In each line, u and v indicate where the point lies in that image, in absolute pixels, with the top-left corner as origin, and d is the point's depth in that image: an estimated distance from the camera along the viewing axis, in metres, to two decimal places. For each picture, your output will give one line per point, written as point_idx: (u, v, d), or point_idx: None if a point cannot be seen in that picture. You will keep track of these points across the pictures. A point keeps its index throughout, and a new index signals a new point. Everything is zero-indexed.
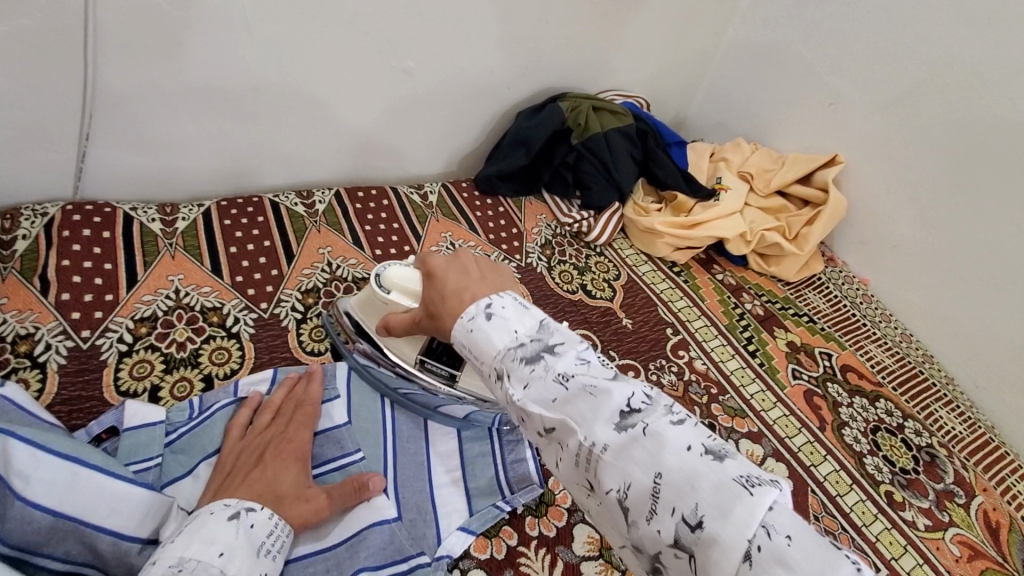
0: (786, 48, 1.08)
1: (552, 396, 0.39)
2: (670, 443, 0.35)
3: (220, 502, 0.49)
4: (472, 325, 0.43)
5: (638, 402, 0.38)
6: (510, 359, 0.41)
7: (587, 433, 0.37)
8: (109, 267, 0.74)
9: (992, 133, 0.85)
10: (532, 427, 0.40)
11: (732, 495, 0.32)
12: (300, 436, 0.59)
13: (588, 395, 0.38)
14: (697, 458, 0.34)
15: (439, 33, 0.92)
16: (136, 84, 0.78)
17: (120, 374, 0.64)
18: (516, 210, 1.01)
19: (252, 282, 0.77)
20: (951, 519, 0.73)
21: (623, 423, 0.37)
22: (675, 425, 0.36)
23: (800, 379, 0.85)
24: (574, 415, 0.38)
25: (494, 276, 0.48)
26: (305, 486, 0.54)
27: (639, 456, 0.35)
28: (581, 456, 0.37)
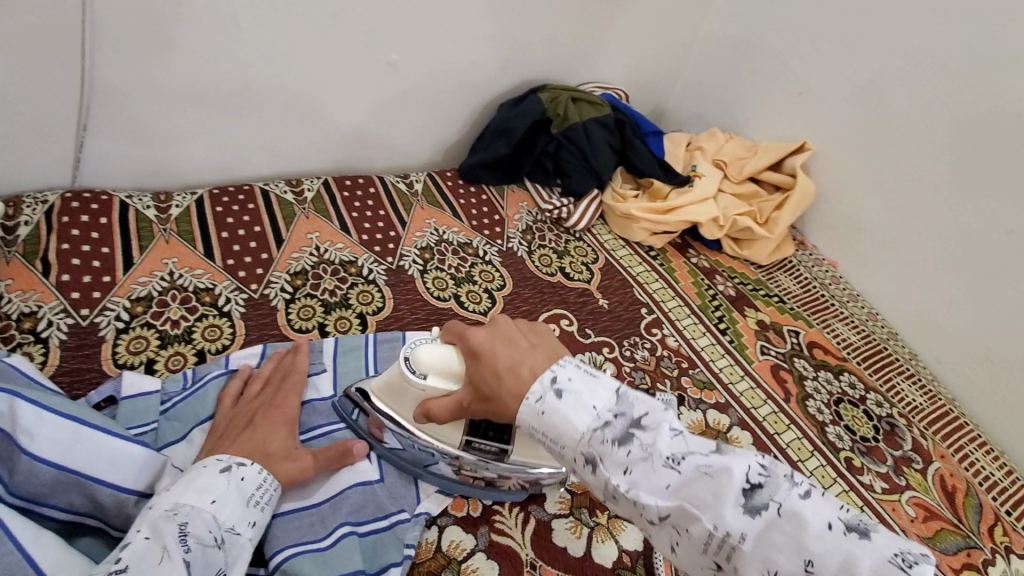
0: (759, 40, 1.13)
1: (665, 483, 0.42)
2: (811, 523, 0.38)
3: (213, 458, 0.53)
4: (544, 407, 0.46)
5: (756, 476, 0.41)
6: (601, 444, 0.44)
7: (716, 519, 0.40)
8: (107, 250, 0.78)
9: (951, 119, 0.90)
10: (645, 516, 0.43)
11: (892, 575, 0.36)
12: (287, 402, 0.62)
13: (705, 476, 0.41)
14: (842, 536, 0.38)
15: (423, 28, 0.95)
16: (132, 78, 0.81)
17: (118, 349, 0.68)
18: (499, 198, 1.05)
19: (243, 265, 0.81)
20: (907, 482, 0.77)
21: (753, 504, 0.40)
22: (804, 499, 0.40)
23: (768, 355, 0.89)
24: (694, 499, 0.41)
25: (542, 346, 0.52)
26: (292, 447, 0.58)
27: (783, 542, 0.38)
28: (712, 543, 0.40)
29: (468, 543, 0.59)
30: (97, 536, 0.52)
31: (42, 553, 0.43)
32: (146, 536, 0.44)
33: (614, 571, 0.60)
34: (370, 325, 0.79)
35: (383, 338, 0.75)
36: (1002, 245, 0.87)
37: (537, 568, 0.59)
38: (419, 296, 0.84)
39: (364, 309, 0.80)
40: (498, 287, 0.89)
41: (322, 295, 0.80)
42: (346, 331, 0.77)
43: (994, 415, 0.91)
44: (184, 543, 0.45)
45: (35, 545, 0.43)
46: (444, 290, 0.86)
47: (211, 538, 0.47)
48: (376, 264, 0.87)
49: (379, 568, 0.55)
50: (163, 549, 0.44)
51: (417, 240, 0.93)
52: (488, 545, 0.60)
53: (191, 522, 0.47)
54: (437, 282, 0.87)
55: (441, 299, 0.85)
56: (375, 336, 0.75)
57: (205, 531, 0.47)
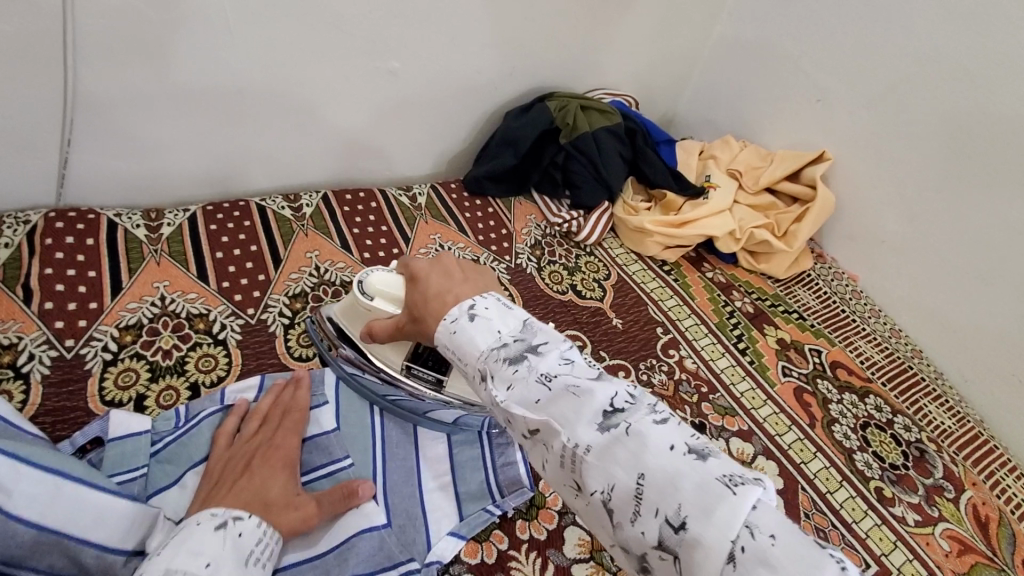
0: (772, 44, 1.08)
1: (534, 396, 0.41)
2: (654, 444, 0.36)
3: (208, 512, 0.49)
4: (456, 327, 0.47)
5: (621, 402, 0.39)
6: (494, 361, 0.44)
7: (570, 434, 0.39)
8: (93, 274, 0.73)
9: (979, 127, 0.85)
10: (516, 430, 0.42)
11: (715, 492, 0.33)
12: (288, 443, 0.58)
13: (570, 395, 0.40)
14: (680, 457, 0.36)
15: (424, 34, 0.91)
16: (119, 90, 0.77)
17: (105, 384, 0.64)
18: (506, 211, 1.01)
19: (239, 288, 0.76)
20: (940, 513, 0.73)
21: (606, 422, 0.38)
22: (658, 425, 0.38)
23: (790, 376, 0.85)
24: (557, 415, 0.39)
25: (473, 278, 0.54)
26: (294, 493, 0.54)
27: (622, 457, 0.36)
28: (567, 457, 0.39)
29: None
30: None
31: None
32: None
33: None
34: None
35: None
36: None
37: None
38: None
39: None
40: None
41: None
42: None
43: None
44: None
45: None
46: None
47: None
48: None
49: None
50: None
51: (422, 258, 0.89)
52: None
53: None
54: None
55: None
56: None
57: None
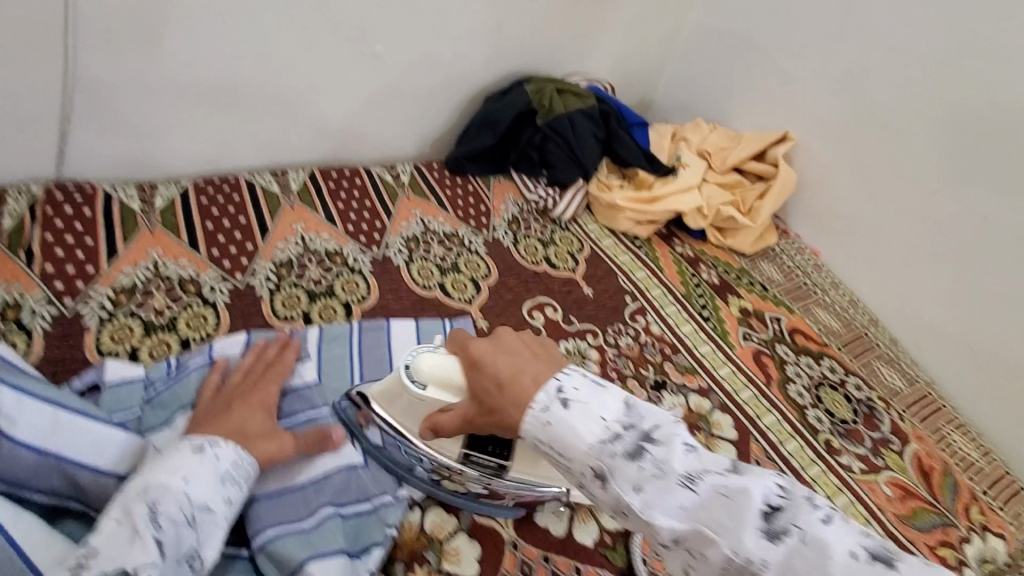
0: (742, 32, 1.13)
1: (679, 501, 0.40)
2: (836, 551, 0.36)
3: (188, 437, 0.53)
4: (550, 417, 0.44)
5: (776, 499, 0.39)
6: (608, 458, 0.42)
7: (733, 544, 0.37)
8: (91, 241, 0.77)
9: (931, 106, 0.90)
10: (656, 536, 0.41)
11: None
12: (267, 389, 0.62)
13: (721, 497, 0.39)
14: (867, 565, 0.35)
15: (407, 19, 0.95)
16: (116, 71, 0.81)
17: (102, 338, 0.68)
18: (485, 188, 1.06)
19: (228, 255, 0.81)
20: (885, 463, 0.78)
21: (772, 527, 0.37)
22: (827, 524, 0.37)
23: (750, 341, 0.90)
24: (709, 520, 0.39)
25: (545, 355, 0.50)
26: (270, 428, 0.58)
27: (804, 568, 0.36)
28: (730, 567, 0.38)
29: (451, 525, 0.61)
30: (79, 519, 0.52)
31: (22, 534, 0.44)
32: (118, 519, 0.46)
33: (595, 549, 0.62)
34: (355, 313, 0.79)
35: (369, 326, 0.76)
36: (973, 229, 0.90)
37: (518, 547, 0.60)
38: (404, 285, 0.85)
39: (348, 298, 0.80)
40: (484, 276, 0.90)
41: (307, 285, 0.81)
42: (331, 320, 0.78)
43: (971, 398, 0.92)
44: (154, 524, 0.46)
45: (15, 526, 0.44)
46: (430, 279, 0.87)
47: (183, 517, 0.47)
48: (362, 254, 0.87)
49: (361, 548, 0.57)
50: (132, 531, 0.45)
51: (403, 231, 0.93)
52: (471, 526, 0.61)
53: (161, 501, 0.47)
54: (423, 271, 0.88)
55: (426, 288, 0.86)
56: (362, 325, 0.76)
57: (177, 510, 0.47)
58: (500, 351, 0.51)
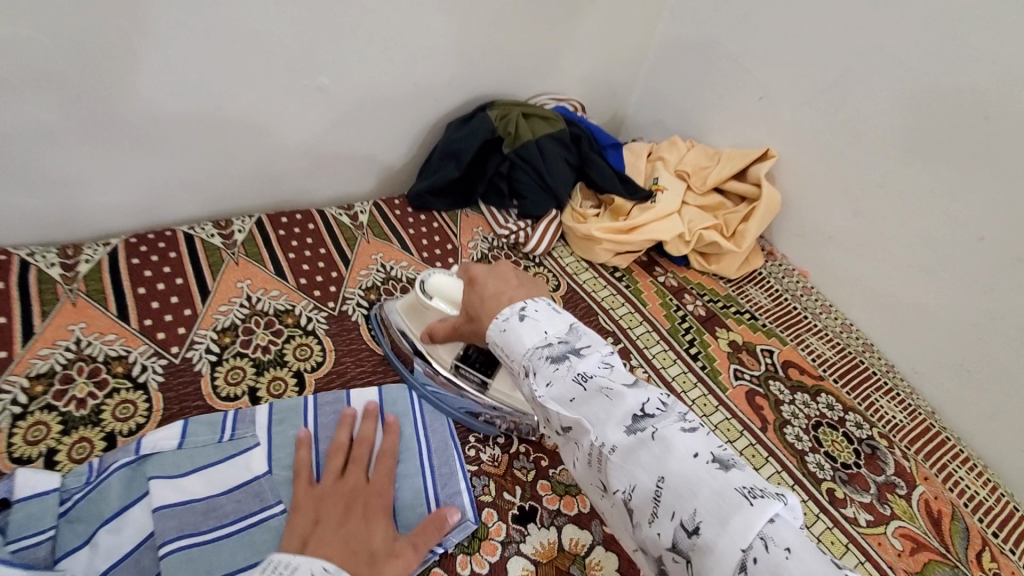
0: (714, 42, 1.07)
1: (571, 395, 0.50)
2: (676, 449, 0.44)
3: (319, 565, 0.49)
4: (507, 326, 0.57)
5: (650, 409, 0.48)
6: (538, 359, 0.54)
7: (600, 433, 0.47)
8: (3, 320, 0.68)
9: (918, 122, 0.83)
10: (553, 425, 0.52)
11: (733, 500, 0.40)
12: (381, 488, 0.59)
13: (603, 398, 0.49)
14: (703, 464, 0.43)
15: (351, 47, 0.87)
16: (21, 122, 0.72)
17: (13, 441, 0.60)
18: (452, 225, 0.98)
19: (163, 325, 0.73)
20: (892, 511, 0.73)
21: (635, 427, 0.47)
22: (683, 433, 0.46)
23: (742, 380, 0.84)
24: (589, 415, 0.49)
25: (526, 286, 0.63)
26: (393, 540, 0.54)
27: (646, 459, 0.44)
28: (595, 453, 0.48)
29: None
30: None
31: None
32: None
33: None
34: (308, 384, 0.71)
35: (325, 401, 0.68)
36: (972, 252, 0.81)
37: None
38: (364, 345, 0.77)
39: (301, 365, 0.73)
40: None
41: (254, 353, 0.73)
42: (281, 394, 0.70)
43: (972, 427, 0.87)
44: None
45: None
46: None
47: None
48: (316, 311, 0.79)
49: None
50: None
51: (362, 280, 0.85)
52: None
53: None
54: None
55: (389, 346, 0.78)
56: (316, 399, 0.68)
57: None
58: (489, 275, 0.65)
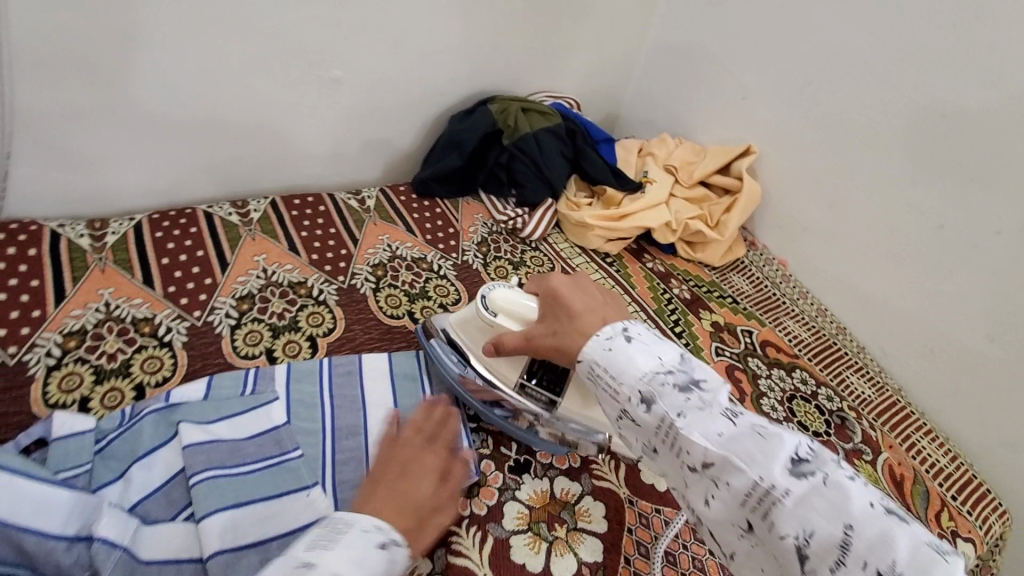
0: (695, 45, 1.16)
1: (717, 429, 0.45)
2: (855, 495, 0.39)
3: (306, 553, 0.54)
4: (612, 345, 0.53)
5: (803, 452, 0.43)
6: (659, 384, 0.49)
7: (762, 472, 0.41)
8: (36, 284, 0.73)
9: (901, 119, 0.90)
10: (686, 461, 0.45)
11: (927, 557, 0.36)
12: (439, 456, 0.57)
13: (759, 436, 0.44)
14: (881, 514, 0.39)
15: (369, 41, 0.93)
16: (60, 99, 0.77)
17: (48, 388, 0.65)
18: (453, 211, 1.05)
19: (6, 322, 0.69)
20: (858, 474, 0.79)
21: (799, 470, 0.42)
22: (851, 480, 0.41)
23: (723, 356, 0.91)
24: (741, 453, 0.43)
25: (611, 301, 0.62)
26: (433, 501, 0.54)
27: (823, 506, 0.39)
28: (755, 495, 0.41)
29: (425, 567, 0.58)
30: None
31: None
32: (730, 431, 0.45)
33: None
34: (170, 381, 0.69)
35: (340, 360, 0.74)
36: (933, 240, 0.90)
37: None
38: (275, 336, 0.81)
39: (314, 331, 0.78)
40: (453, 302, 0.89)
41: None
42: (119, 404, 0.65)
43: (988, 436, 0.89)
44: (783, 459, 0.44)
45: None
46: (319, 325, 0.79)
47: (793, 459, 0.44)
48: (326, 283, 0.85)
49: None
50: (758, 435, 0.44)
51: (280, 273, 0.84)
52: (446, 568, 0.58)
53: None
54: (314, 316, 0.80)
55: (331, 329, 0.79)
56: (331, 361, 0.74)
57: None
58: (572, 289, 0.63)
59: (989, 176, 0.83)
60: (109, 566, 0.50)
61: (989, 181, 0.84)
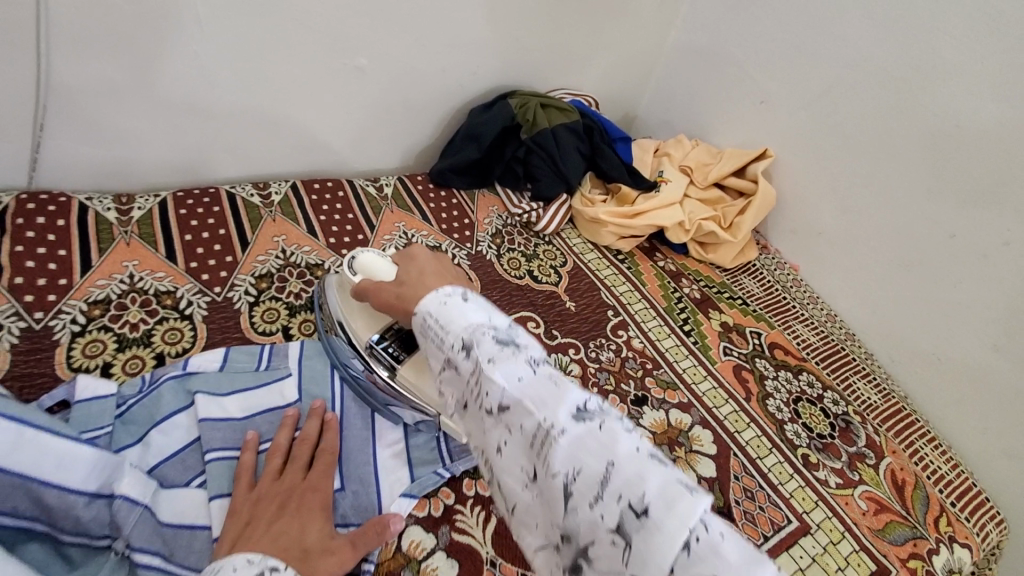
0: (716, 48, 1.16)
1: (518, 373, 0.44)
2: (624, 440, 0.40)
3: (245, 556, 0.47)
4: (450, 300, 0.51)
5: (590, 406, 0.43)
6: (480, 333, 0.48)
7: (547, 414, 0.41)
8: (64, 253, 0.76)
9: (917, 128, 0.90)
10: (484, 405, 0.45)
11: (675, 492, 0.36)
12: (322, 483, 0.56)
13: (552, 384, 0.44)
14: (644, 458, 0.39)
15: (394, 32, 0.95)
16: (94, 77, 0.79)
17: (73, 352, 0.67)
18: (469, 202, 1.06)
19: (33, 288, 0.71)
20: (860, 477, 0.79)
21: (581, 415, 0.42)
22: (625, 431, 0.41)
23: (730, 356, 0.91)
24: (532, 396, 0.43)
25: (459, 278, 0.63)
26: (330, 537, 0.52)
27: (593, 446, 0.40)
28: (537, 436, 0.41)
29: (429, 543, 0.60)
30: (44, 542, 0.51)
31: None
32: (528, 375, 0.44)
33: None
34: (190, 350, 0.71)
35: None
36: (944, 248, 0.90)
37: (496, 565, 0.60)
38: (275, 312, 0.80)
39: None
40: None
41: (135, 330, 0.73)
42: (139, 372, 0.67)
43: (989, 446, 0.89)
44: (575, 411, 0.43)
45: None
46: None
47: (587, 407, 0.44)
48: (343, 267, 0.87)
49: None
50: (553, 385, 0.44)
51: (308, 254, 0.87)
52: (449, 544, 0.60)
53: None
54: None
55: None
56: None
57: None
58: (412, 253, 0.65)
59: (999, 189, 0.84)
60: (131, 524, 0.51)
61: (1001, 195, 0.84)
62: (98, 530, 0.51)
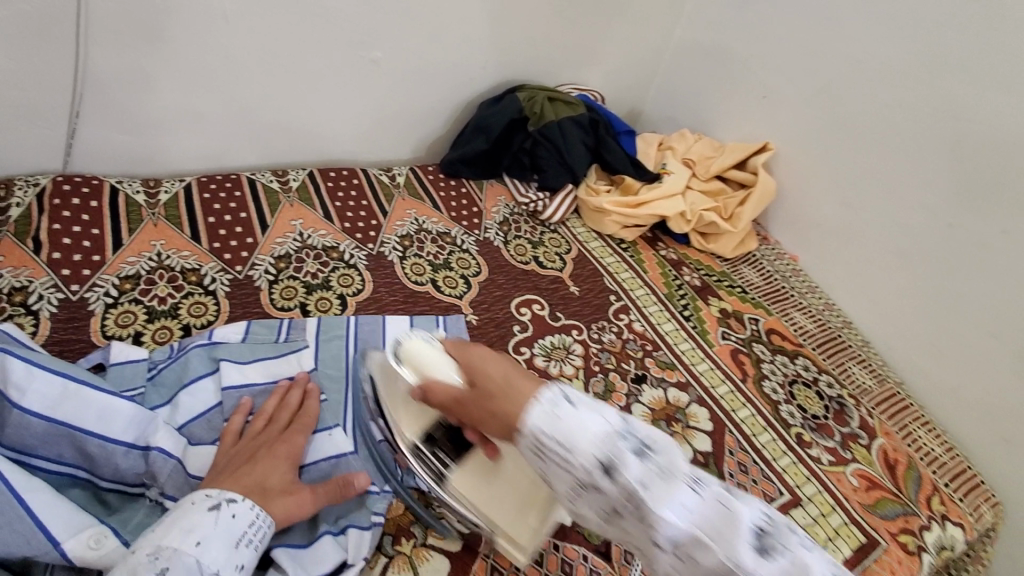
0: (720, 44, 1.20)
1: (682, 501, 0.42)
2: (814, 566, 0.40)
3: (204, 492, 0.51)
4: (560, 412, 0.46)
5: (760, 523, 0.43)
6: (615, 446, 0.44)
7: (727, 551, 0.40)
8: (97, 232, 0.80)
9: (916, 119, 0.93)
10: (648, 536, 0.43)
11: None
12: (294, 439, 0.60)
13: (719, 505, 0.42)
14: None
15: (409, 27, 0.99)
16: (126, 67, 0.84)
17: (107, 322, 0.71)
18: (478, 191, 1.10)
19: (69, 263, 0.76)
20: (853, 456, 0.82)
21: (761, 544, 0.41)
22: (806, 549, 0.42)
23: (728, 340, 0.94)
24: (707, 528, 0.41)
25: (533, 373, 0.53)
26: (292, 485, 0.56)
27: None
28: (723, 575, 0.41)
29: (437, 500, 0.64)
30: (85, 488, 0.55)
31: (54, 523, 0.46)
32: (695, 500, 0.42)
33: None
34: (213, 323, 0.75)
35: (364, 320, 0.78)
36: (940, 237, 0.93)
37: None
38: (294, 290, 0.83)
39: (344, 290, 0.84)
40: (474, 274, 0.94)
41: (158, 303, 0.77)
42: (166, 341, 0.72)
43: (979, 430, 0.92)
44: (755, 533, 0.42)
45: (48, 514, 0.46)
46: (348, 286, 0.85)
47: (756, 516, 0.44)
48: (357, 250, 0.91)
49: (342, 528, 0.58)
50: (723, 504, 0.42)
51: (323, 237, 0.91)
52: None
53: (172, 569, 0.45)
54: (342, 278, 0.86)
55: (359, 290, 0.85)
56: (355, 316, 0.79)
57: None
58: (490, 354, 0.56)
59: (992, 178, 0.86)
60: (165, 473, 0.56)
61: (998, 183, 0.86)
62: (135, 478, 0.56)
